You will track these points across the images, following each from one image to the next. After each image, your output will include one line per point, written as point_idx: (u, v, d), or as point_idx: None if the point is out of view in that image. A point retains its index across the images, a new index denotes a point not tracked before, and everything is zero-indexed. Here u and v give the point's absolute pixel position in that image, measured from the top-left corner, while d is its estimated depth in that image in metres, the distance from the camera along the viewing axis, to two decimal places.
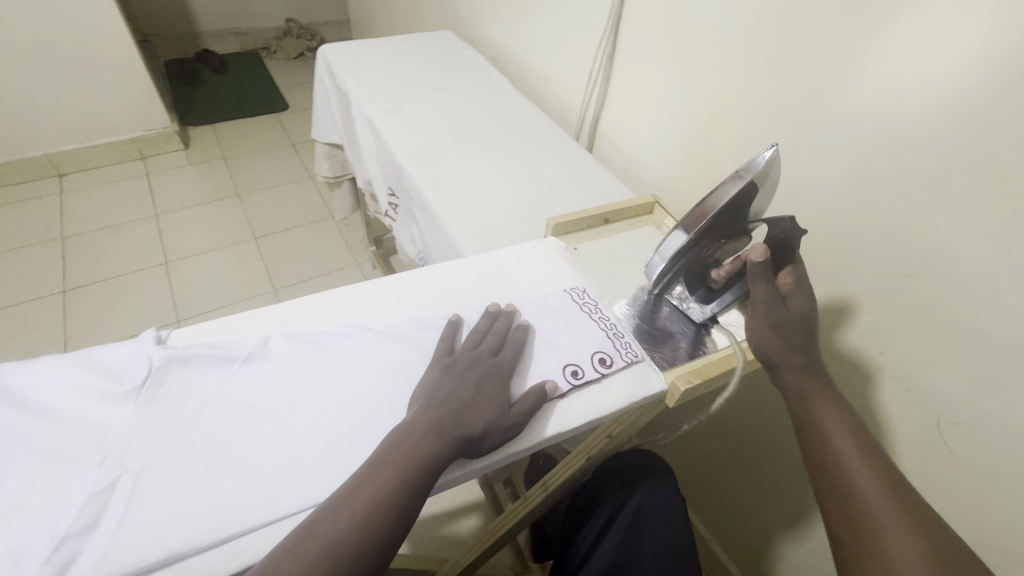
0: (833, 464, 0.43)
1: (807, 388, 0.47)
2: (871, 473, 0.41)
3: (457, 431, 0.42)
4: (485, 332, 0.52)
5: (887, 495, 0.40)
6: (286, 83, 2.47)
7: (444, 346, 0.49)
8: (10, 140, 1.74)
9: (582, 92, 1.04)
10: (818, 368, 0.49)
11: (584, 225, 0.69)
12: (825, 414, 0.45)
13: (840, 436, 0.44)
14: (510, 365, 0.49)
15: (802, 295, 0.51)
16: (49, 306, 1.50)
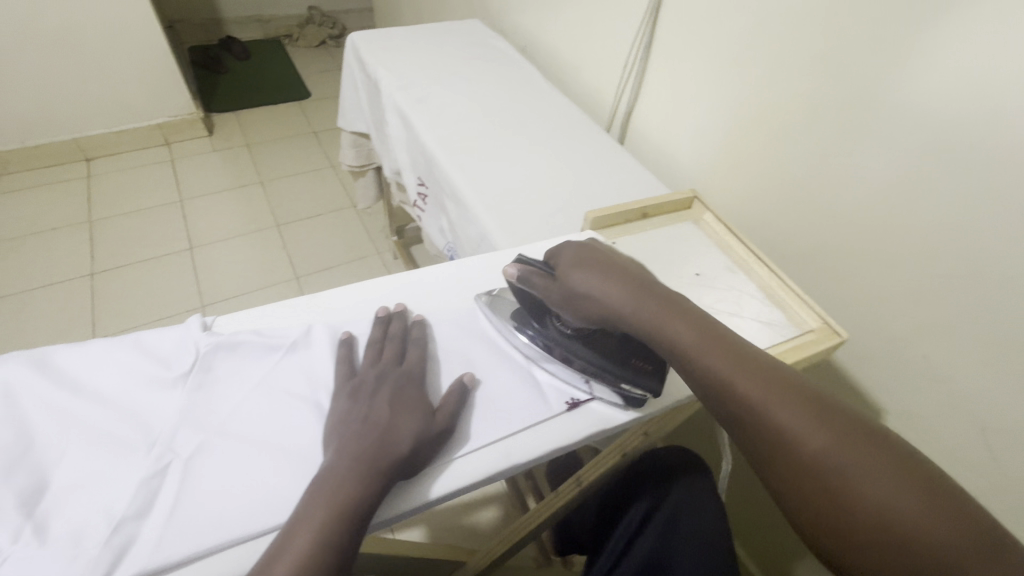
0: (752, 416, 0.39)
1: (687, 340, 0.43)
2: (788, 407, 0.38)
3: (385, 453, 0.40)
4: (377, 344, 0.48)
5: (811, 424, 0.38)
6: (309, 71, 2.47)
7: (340, 370, 0.46)
8: (40, 124, 1.76)
9: (615, 83, 1.03)
10: (680, 305, 0.46)
11: (621, 219, 0.68)
12: (716, 363, 0.41)
13: (744, 382, 0.40)
14: (418, 370, 0.47)
15: (581, 261, 0.50)
16: (77, 288, 1.52)
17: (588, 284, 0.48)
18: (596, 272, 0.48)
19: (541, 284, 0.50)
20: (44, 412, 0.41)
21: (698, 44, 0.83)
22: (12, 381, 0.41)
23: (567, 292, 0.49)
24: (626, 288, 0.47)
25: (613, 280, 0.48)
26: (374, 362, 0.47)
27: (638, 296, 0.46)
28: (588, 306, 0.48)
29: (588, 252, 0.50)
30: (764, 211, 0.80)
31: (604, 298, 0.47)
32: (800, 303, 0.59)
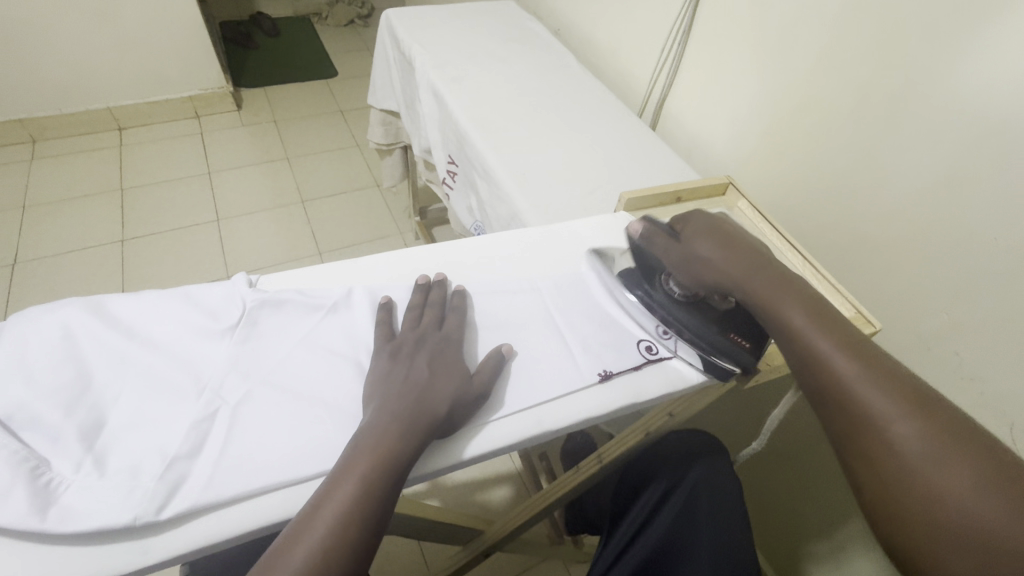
0: (843, 396, 0.39)
1: (790, 315, 0.44)
2: (880, 390, 0.38)
3: (424, 414, 0.41)
4: (420, 308, 0.49)
5: (906, 411, 0.37)
6: (337, 50, 2.48)
7: (384, 331, 0.47)
8: (77, 91, 1.80)
9: (651, 69, 1.02)
10: (795, 286, 0.46)
11: (655, 203, 0.68)
12: (817, 339, 0.42)
13: (842, 360, 0.40)
14: (456, 335, 0.48)
15: (705, 232, 0.52)
16: (108, 253, 1.56)
17: (709, 251, 0.51)
18: (718, 242, 0.51)
19: (661, 245, 0.54)
20: (101, 354, 0.42)
21: (741, 30, 0.82)
22: (70, 322, 0.43)
23: (685, 256, 0.52)
24: (745, 261, 0.49)
25: (732, 252, 0.50)
26: (416, 326, 0.48)
27: (756, 269, 0.48)
28: (703, 272, 0.50)
29: (719, 223, 0.53)
30: (798, 202, 0.80)
31: (722, 266, 0.49)
32: (833, 292, 0.58)
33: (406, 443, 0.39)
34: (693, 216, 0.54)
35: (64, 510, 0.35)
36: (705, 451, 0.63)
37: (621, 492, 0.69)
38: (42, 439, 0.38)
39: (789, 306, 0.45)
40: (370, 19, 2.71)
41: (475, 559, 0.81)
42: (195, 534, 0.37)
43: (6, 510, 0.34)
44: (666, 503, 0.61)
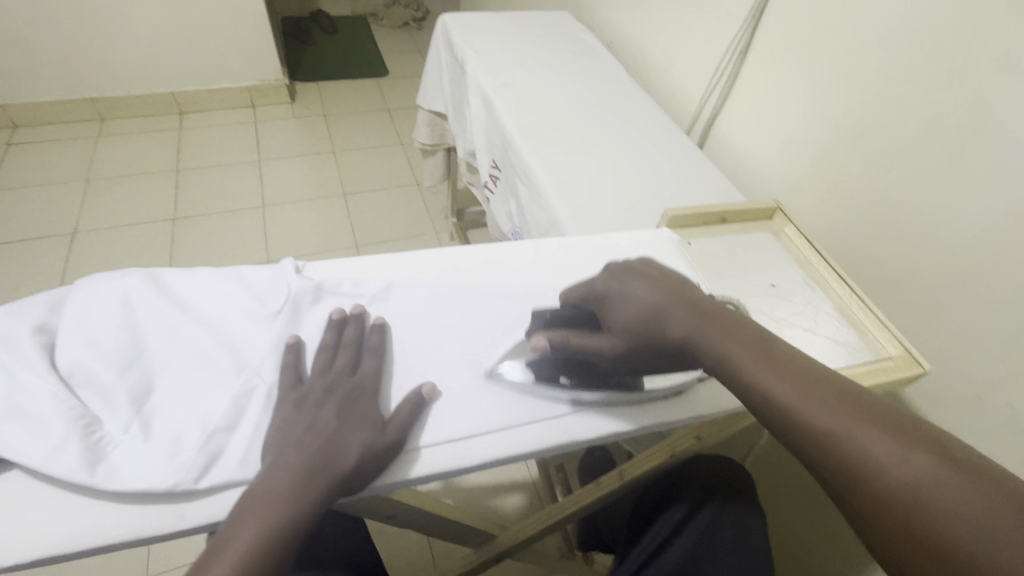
0: (830, 447, 0.34)
1: (739, 358, 0.39)
2: (864, 432, 0.33)
3: (323, 474, 0.38)
4: (323, 352, 0.45)
5: (900, 451, 0.32)
6: (389, 50, 2.54)
7: (286, 375, 0.43)
8: (146, 75, 1.91)
9: (703, 87, 1.01)
10: (724, 317, 0.41)
11: (699, 221, 0.67)
12: (773, 382, 0.37)
13: (811, 405, 0.35)
14: (370, 383, 0.44)
15: (635, 293, 0.45)
16: (161, 230, 1.64)
17: (640, 308, 0.43)
18: (647, 281, 0.45)
19: (586, 342, 0.45)
20: (156, 325, 0.45)
21: (800, 52, 0.81)
22: (130, 292, 0.45)
23: (624, 331, 0.43)
24: (674, 301, 0.43)
25: (658, 294, 0.44)
26: (322, 367, 0.44)
27: (687, 311, 0.42)
28: (645, 340, 0.43)
29: (632, 271, 0.47)
30: (849, 232, 0.77)
31: (659, 315, 0.42)
32: (881, 328, 0.56)
33: (311, 455, 0.39)
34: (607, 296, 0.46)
35: (111, 469, 0.37)
36: (731, 483, 0.61)
37: (638, 514, 0.67)
38: (96, 399, 0.40)
39: (729, 346, 0.39)
40: (424, 23, 2.78)
41: (486, 562, 0.81)
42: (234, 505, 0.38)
43: (60, 463, 0.36)
44: (684, 530, 0.59)
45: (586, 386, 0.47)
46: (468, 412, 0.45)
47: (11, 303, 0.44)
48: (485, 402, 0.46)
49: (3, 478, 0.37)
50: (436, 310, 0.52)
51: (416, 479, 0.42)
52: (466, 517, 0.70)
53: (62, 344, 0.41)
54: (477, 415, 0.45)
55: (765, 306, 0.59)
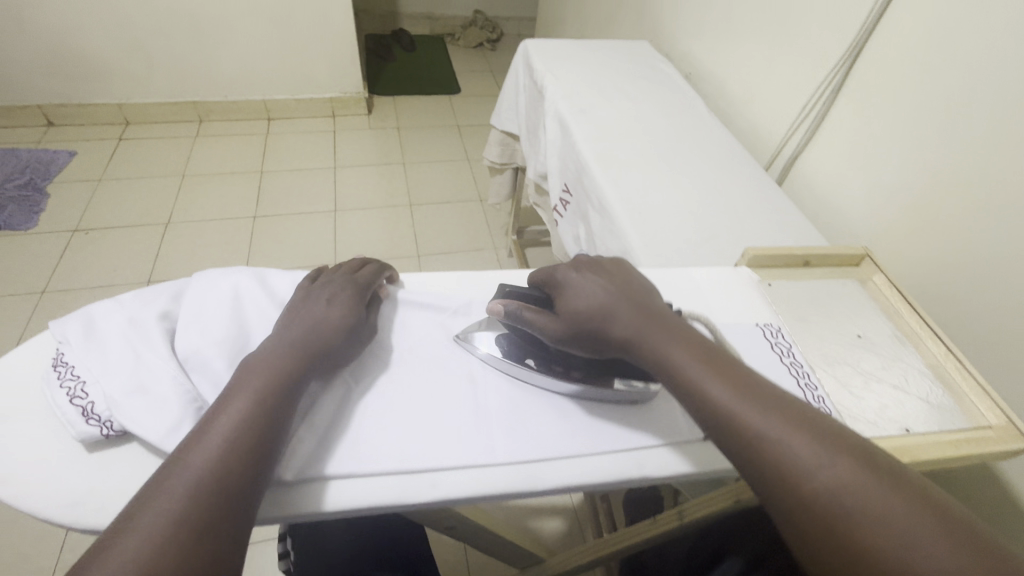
0: (763, 451, 0.37)
1: (684, 361, 0.42)
2: (790, 436, 0.37)
3: (310, 346, 0.44)
4: (332, 280, 0.51)
5: (820, 453, 0.36)
6: (463, 69, 2.65)
7: (298, 297, 0.49)
8: (243, 83, 2.08)
9: (788, 124, 0.98)
10: (671, 323, 0.44)
11: (782, 262, 0.65)
12: (716, 388, 0.40)
13: (748, 409, 0.38)
14: (364, 282, 0.51)
15: (586, 279, 0.48)
16: (242, 226, 1.76)
17: (590, 299, 0.46)
18: (599, 277, 0.48)
19: (535, 320, 0.47)
20: (260, 321, 0.49)
21: (897, 94, 0.78)
22: (240, 287, 0.50)
23: (574, 313, 0.46)
24: (630, 305, 0.45)
25: (614, 292, 0.46)
26: (333, 285, 0.50)
27: (637, 315, 0.45)
28: (594, 325, 0.45)
29: (585, 264, 0.50)
30: (942, 286, 0.73)
31: (612, 315, 0.45)
32: (979, 392, 0.52)
33: (301, 336, 0.44)
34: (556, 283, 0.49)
35: None
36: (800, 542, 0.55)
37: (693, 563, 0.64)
38: (207, 385, 0.44)
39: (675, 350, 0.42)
40: (497, 44, 2.87)
41: None
42: (340, 498, 0.41)
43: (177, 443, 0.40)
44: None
45: (549, 372, 0.48)
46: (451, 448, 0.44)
47: (142, 289, 0.49)
48: (556, 426, 0.47)
49: (126, 450, 0.41)
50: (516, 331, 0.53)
51: (329, 514, 0.41)
52: (523, 540, 0.72)
53: (181, 331, 0.46)
54: (551, 440, 0.46)
55: (847, 356, 0.56)
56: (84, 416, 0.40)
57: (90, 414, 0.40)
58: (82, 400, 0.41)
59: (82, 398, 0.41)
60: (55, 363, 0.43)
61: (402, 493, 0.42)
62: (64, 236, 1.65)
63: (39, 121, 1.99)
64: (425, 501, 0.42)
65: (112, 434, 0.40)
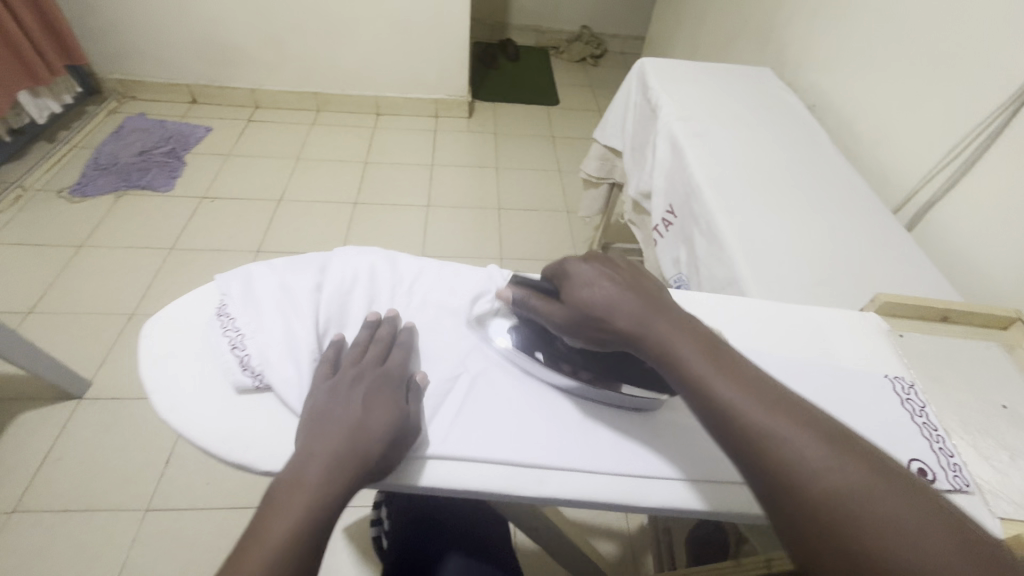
0: (771, 452, 0.36)
1: (692, 358, 0.40)
2: (798, 435, 0.36)
3: (354, 459, 0.39)
4: (362, 373, 0.45)
5: (828, 453, 0.35)
6: (563, 82, 2.69)
7: (323, 395, 0.43)
8: (361, 80, 2.23)
9: (928, 167, 0.91)
10: (678, 318, 0.43)
11: (918, 313, 0.60)
12: (726, 385, 0.39)
13: (756, 408, 0.37)
14: (398, 372, 0.46)
15: (596, 267, 0.46)
16: (343, 211, 1.88)
17: (598, 291, 0.45)
18: (606, 270, 0.46)
19: (541, 307, 0.47)
20: (391, 301, 0.52)
21: None
22: (376, 266, 0.53)
23: (578, 305, 0.45)
24: (639, 300, 0.44)
25: (623, 285, 0.45)
26: (363, 384, 0.44)
27: (647, 310, 0.43)
28: (603, 318, 0.44)
29: (597, 256, 0.49)
30: None
31: (621, 307, 0.43)
32: None
33: (346, 448, 0.40)
34: (564, 270, 0.48)
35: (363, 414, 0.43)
36: None
37: None
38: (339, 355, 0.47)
39: (684, 345, 0.41)
40: (600, 60, 2.89)
41: None
42: (453, 478, 0.42)
43: (316, 404, 0.43)
44: None
45: (556, 367, 0.47)
46: (491, 438, 0.44)
47: (293, 258, 0.54)
48: (666, 444, 0.46)
49: (270, 402, 0.45)
50: None
51: (422, 488, 0.42)
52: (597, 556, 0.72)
53: (322, 302, 0.49)
54: (658, 456, 0.45)
55: (989, 426, 0.51)
56: (241, 366, 0.45)
57: (246, 365, 0.45)
58: (241, 350, 0.46)
59: (240, 348, 0.46)
60: (219, 313, 0.49)
61: (509, 486, 0.42)
62: (194, 202, 1.84)
63: (185, 98, 2.25)
64: (531, 496, 0.42)
65: (261, 385, 0.45)
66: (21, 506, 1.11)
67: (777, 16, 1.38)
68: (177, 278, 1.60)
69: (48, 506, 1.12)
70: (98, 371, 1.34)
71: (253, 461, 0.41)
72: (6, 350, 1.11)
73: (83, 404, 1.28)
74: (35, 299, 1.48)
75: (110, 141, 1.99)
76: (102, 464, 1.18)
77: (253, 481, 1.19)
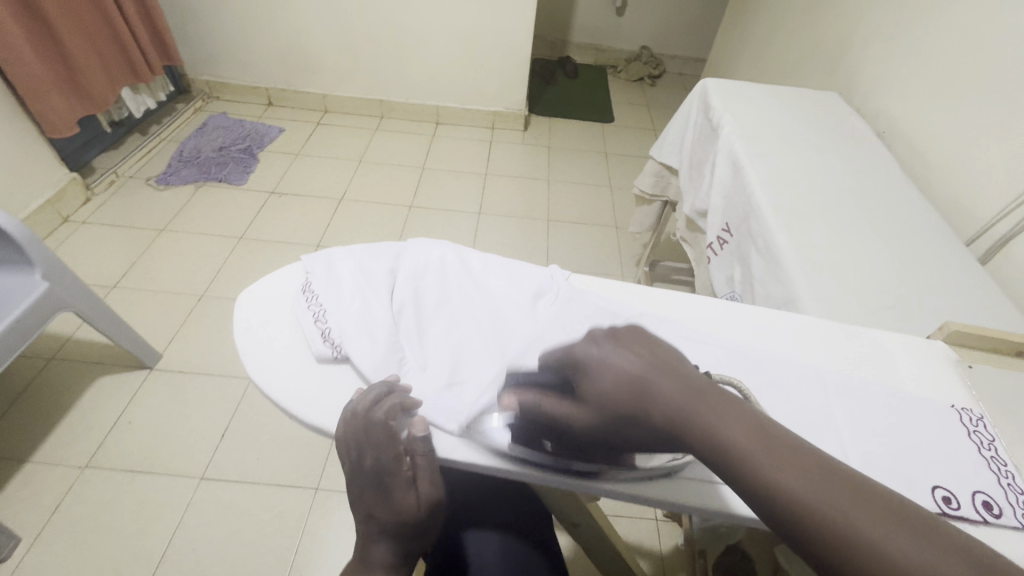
0: (858, 557, 0.30)
1: (742, 447, 0.35)
2: (888, 534, 0.30)
3: (399, 531, 0.47)
4: (362, 471, 0.46)
5: (926, 550, 0.29)
6: (620, 100, 2.71)
7: (350, 485, 0.47)
8: (424, 90, 2.33)
9: (1007, 201, 0.88)
10: (716, 400, 0.38)
11: (989, 345, 0.58)
12: (782, 474, 0.33)
13: (825, 498, 0.32)
14: (391, 462, 0.45)
15: (618, 347, 0.43)
16: (399, 212, 1.96)
17: (620, 373, 0.41)
18: (627, 346, 0.43)
19: (559, 410, 0.43)
20: (458, 289, 0.55)
21: None
22: (446, 259, 0.56)
23: (603, 397, 0.41)
24: (667, 381, 0.40)
25: (647, 363, 0.41)
26: (369, 477, 0.46)
27: (680, 394, 0.39)
28: (631, 406, 0.40)
29: (614, 332, 0.44)
30: None
31: (651, 393, 0.39)
32: None
33: (387, 527, 0.47)
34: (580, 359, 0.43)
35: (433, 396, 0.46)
36: None
37: None
38: (408, 335, 0.51)
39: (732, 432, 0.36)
40: (657, 80, 2.90)
41: None
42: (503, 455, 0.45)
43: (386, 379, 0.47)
44: None
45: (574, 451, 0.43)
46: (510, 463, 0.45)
47: (373, 246, 0.58)
48: None
49: (344, 374, 0.49)
50: (688, 351, 0.53)
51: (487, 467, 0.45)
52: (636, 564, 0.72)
53: (396, 284, 0.53)
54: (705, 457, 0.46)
55: None
56: (323, 338, 0.49)
57: (327, 337, 0.49)
58: (323, 324, 0.50)
59: (323, 322, 0.50)
60: (304, 289, 0.54)
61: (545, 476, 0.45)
62: (263, 196, 1.96)
63: (263, 100, 2.41)
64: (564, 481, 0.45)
65: (339, 356, 0.49)
66: (93, 462, 1.21)
67: (850, 41, 1.36)
68: (243, 264, 1.70)
69: (116, 465, 1.21)
70: (168, 345, 1.45)
71: (329, 424, 0.45)
72: (95, 318, 1.22)
73: (153, 374, 1.38)
74: (119, 275, 1.61)
75: (194, 136, 2.16)
76: (165, 431, 1.27)
77: (299, 461, 1.25)
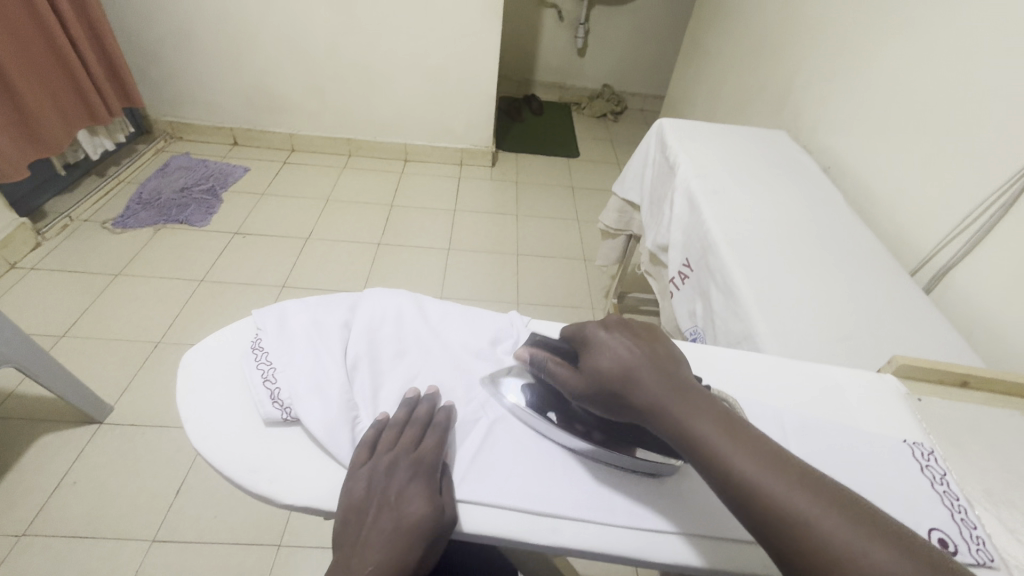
0: (802, 538, 0.34)
1: (711, 438, 0.39)
2: (830, 517, 0.34)
3: (399, 547, 0.40)
4: (391, 475, 0.44)
5: (861, 534, 0.34)
6: (585, 135, 2.79)
7: (362, 493, 0.43)
8: (392, 128, 2.36)
9: (944, 232, 0.93)
10: (693, 394, 0.42)
11: (937, 377, 0.60)
12: (741, 461, 0.37)
13: (777, 483, 0.36)
14: (429, 459, 0.45)
15: (620, 334, 0.46)
16: (368, 250, 1.94)
17: (615, 359, 0.44)
18: (625, 334, 0.46)
19: (559, 372, 0.46)
20: (415, 340, 0.54)
21: None
22: (403, 309, 0.55)
23: (599, 371, 0.44)
24: (654, 370, 0.43)
25: (640, 353, 0.44)
26: (398, 473, 0.44)
27: (662, 383, 0.42)
28: (622, 386, 0.43)
29: (615, 323, 0.48)
30: None
31: (636, 379, 0.42)
32: None
33: (390, 536, 0.41)
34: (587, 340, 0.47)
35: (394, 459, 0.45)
36: None
37: None
38: (363, 392, 0.49)
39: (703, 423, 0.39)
40: (620, 116, 3.01)
41: None
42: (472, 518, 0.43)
43: (337, 442, 0.45)
44: None
45: (567, 428, 0.46)
46: (496, 482, 0.44)
47: (326, 296, 0.56)
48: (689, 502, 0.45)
49: (293, 436, 0.47)
50: None
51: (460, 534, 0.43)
52: None
53: (351, 338, 0.52)
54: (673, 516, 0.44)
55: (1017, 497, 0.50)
56: (271, 399, 0.47)
57: (276, 399, 0.47)
58: (272, 384, 0.48)
59: (272, 382, 0.48)
60: (253, 347, 0.52)
61: (527, 538, 0.42)
62: (226, 237, 1.92)
63: (228, 139, 2.39)
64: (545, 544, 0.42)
65: (289, 418, 0.47)
66: (31, 529, 1.12)
67: (794, 82, 1.44)
68: (204, 308, 1.65)
69: (57, 531, 1.12)
70: (120, 397, 1.37)
71: (275, 493, 0.43)
72: (40, 373, 1.15)
73: (103, 429, 1.30)
74: (68, 323, 1.54)
75: (155, 177, 2.12)
76: (114, 490, 1.19)
77: (261, 515, 1.18)
